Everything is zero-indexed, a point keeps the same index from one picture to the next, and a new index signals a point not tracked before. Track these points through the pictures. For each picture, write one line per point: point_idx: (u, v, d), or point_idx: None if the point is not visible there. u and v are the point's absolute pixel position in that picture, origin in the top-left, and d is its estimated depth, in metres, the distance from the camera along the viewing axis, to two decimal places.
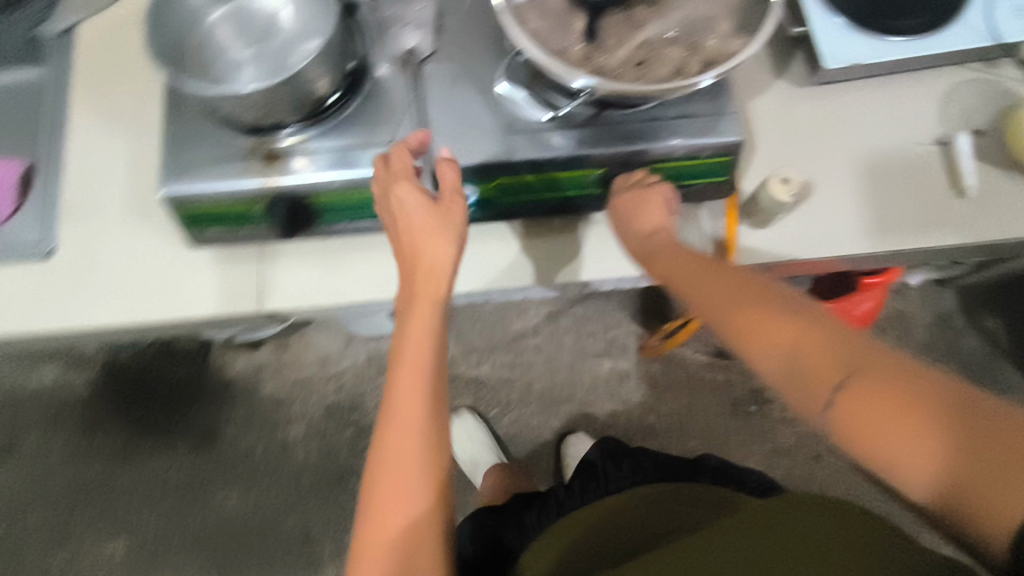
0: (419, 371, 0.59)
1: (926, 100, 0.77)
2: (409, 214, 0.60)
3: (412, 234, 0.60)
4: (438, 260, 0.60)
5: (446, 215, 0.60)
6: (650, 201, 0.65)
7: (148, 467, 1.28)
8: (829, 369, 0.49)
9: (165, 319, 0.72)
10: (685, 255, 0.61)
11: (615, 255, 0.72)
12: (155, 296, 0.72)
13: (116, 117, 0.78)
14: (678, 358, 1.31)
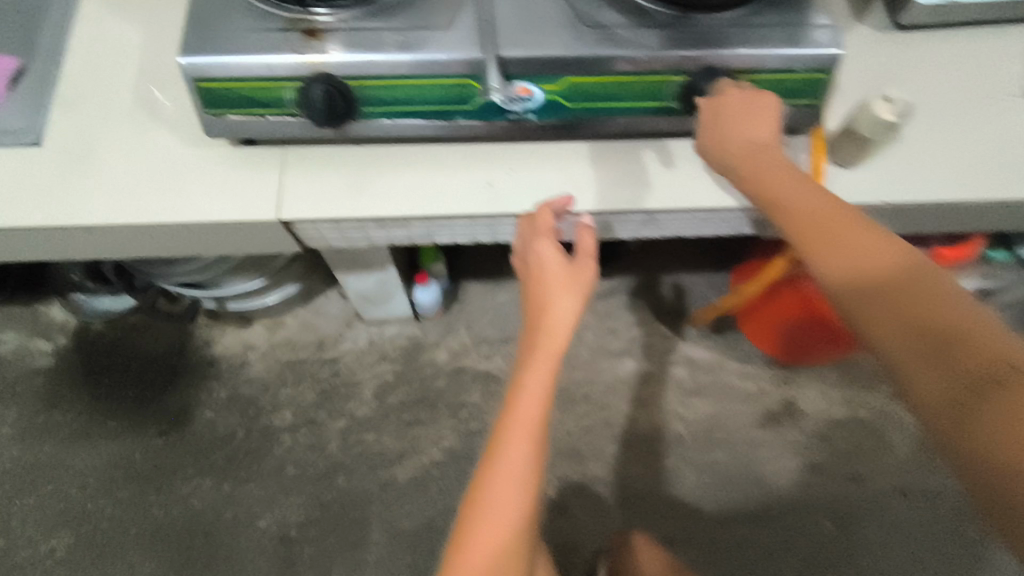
0: (524, 439, 0.51)
1: (1014, 53, 0.72)
2: (545, 274, 0.56)
3: (540, 281, 0.56)
4: (565, 319, 0.54)
5: (577, 278, 0.56)
6: (760, 137, 0.56)
7: (109, 449, 1.12)
8: (964, 359, 0.41)
9: (165, 221, 0.61)
10: (807, 186, 0.52)
11: (685, 184, 0.64)
12: (155, 195, 0.62)
13: (133, 8, 0.70)
14: (707, 362, 1.21)
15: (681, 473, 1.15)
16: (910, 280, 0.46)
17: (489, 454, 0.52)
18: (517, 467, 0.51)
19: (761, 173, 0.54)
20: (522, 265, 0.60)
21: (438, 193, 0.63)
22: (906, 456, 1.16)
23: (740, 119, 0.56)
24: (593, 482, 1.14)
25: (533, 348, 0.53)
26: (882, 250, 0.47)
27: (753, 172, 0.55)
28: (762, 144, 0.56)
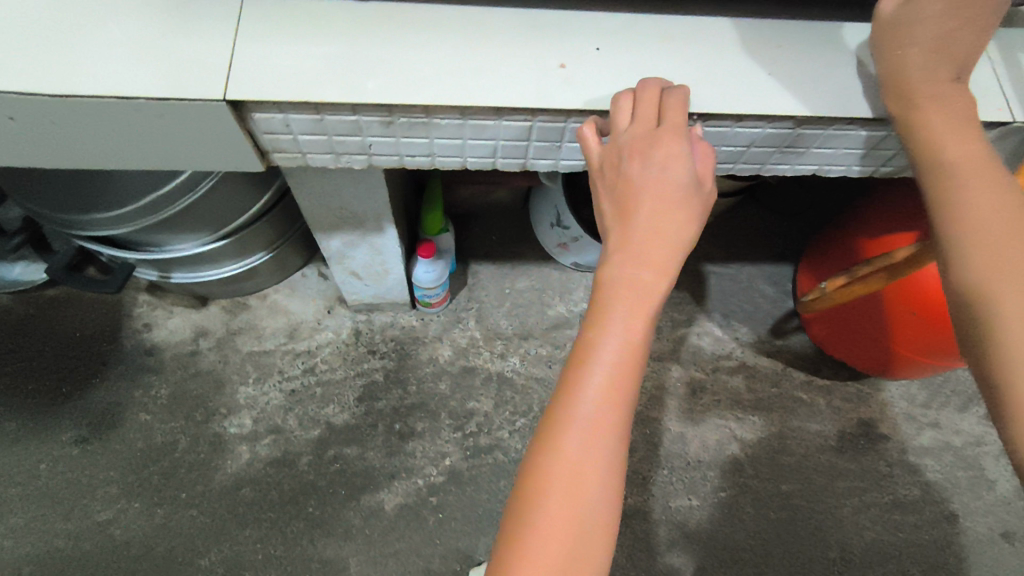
0: (608, 382, 0.37)
1: None
2: (652, 206, 0.38)
3: (638, 193, 0.38)
4: (671, 242, 0.38)
5: (690, 213, 0.38)
6: (971, 39, 0.39)
7: (10, 457, 0.87)
8: None
9: (27, 91, 0.37)
10: (962, 113, 0.39)
11: (847, 82, 0.42)
12: (16, 52, 0.38)
13: None
14: (767, 372, 0.99)
15: (739, 508, 0.92)
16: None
17: (557, 405, 0.38)
18: (596, 417, 0.37)
19: (941, 100, 0.39)
20: (606, 158, 0.40)
21: (479, 75, 0.40)
22: (1011, 496, 0.95)
23: None
24: (631, 517, 0.91)
25: (627, 271, 0.38)
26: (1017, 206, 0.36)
27: (931, 94, 0.39)
28: (969, 51, 0.39)
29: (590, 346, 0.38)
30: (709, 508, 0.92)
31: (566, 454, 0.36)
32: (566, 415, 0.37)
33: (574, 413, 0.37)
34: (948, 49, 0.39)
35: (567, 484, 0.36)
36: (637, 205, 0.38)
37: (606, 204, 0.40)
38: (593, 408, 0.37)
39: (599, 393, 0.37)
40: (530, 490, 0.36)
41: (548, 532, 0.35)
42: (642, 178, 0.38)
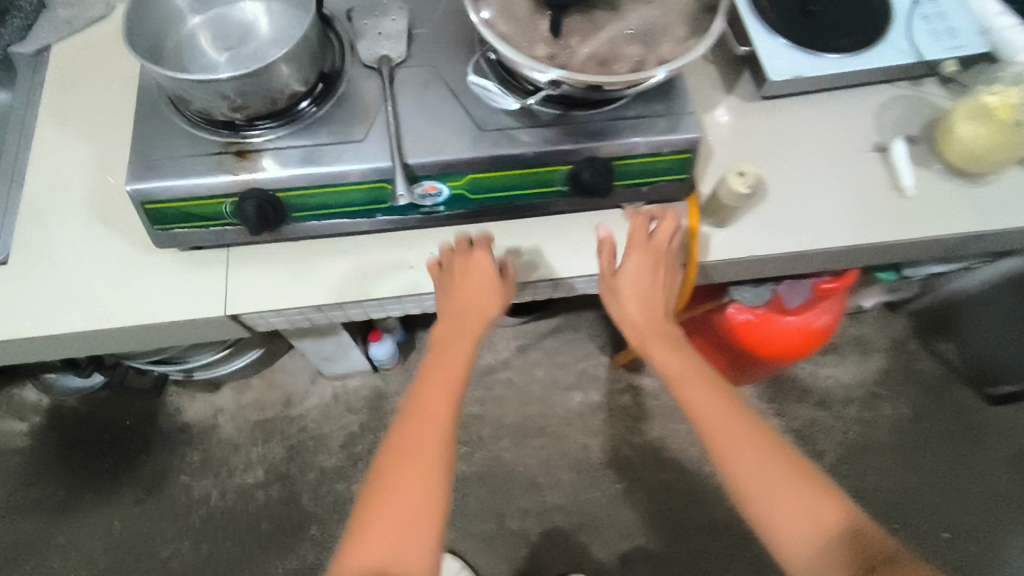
0: (437, 407, 0.65)
1: (861, 113, 0.83)
2: (467, 291, 0.68)
3: (462, 282, 0.68)
4: (481, 309, 0.68)
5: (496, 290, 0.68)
6: (656, 285, 0.71)
7: (90, 520, 1.18)
8: (743, 442, 0.64)
9: (123, 324, 0.68)
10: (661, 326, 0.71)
11: (581, 255, 0.74)
12: (111, 303, 0.69)
13: (84, 129, 0.78)
14: (649, 388, 1.31)
15: (632, 495, 1.24)
16: (714, 394, 0.67)
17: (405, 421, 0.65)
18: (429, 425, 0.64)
19: (652, 320, 0.71)
20: (441, 270, 0.70)
21: (367, 279, 0.72)
22: (836, 462, 1.29)
23: (630, 247, 0.71)
24: (552, 511, 1.22)
25: (456, 334, 0.68)
26: (699, 374, 0.69)
27: (645, 318, 0.71)
28: (652, 295, 0.71)
29: (433, 369, 0.67)
30: (611, 497, 1.23)
31: (401, 451, 0.63)
32: (406, 428, 0.64)
33: (424, 399, 0.66)
34: (652, 299, 0.71)
35: (410, 454, 0.63)
36: (459, 287, 0.68)
37: (443, 294, 0.69)
38: (432, 402, 0.65)
39: (431, 406, 0.65)
40: (387, 474, 0.63)
41: (405, 474, 0.62)
42: (460, 271, 0.69)
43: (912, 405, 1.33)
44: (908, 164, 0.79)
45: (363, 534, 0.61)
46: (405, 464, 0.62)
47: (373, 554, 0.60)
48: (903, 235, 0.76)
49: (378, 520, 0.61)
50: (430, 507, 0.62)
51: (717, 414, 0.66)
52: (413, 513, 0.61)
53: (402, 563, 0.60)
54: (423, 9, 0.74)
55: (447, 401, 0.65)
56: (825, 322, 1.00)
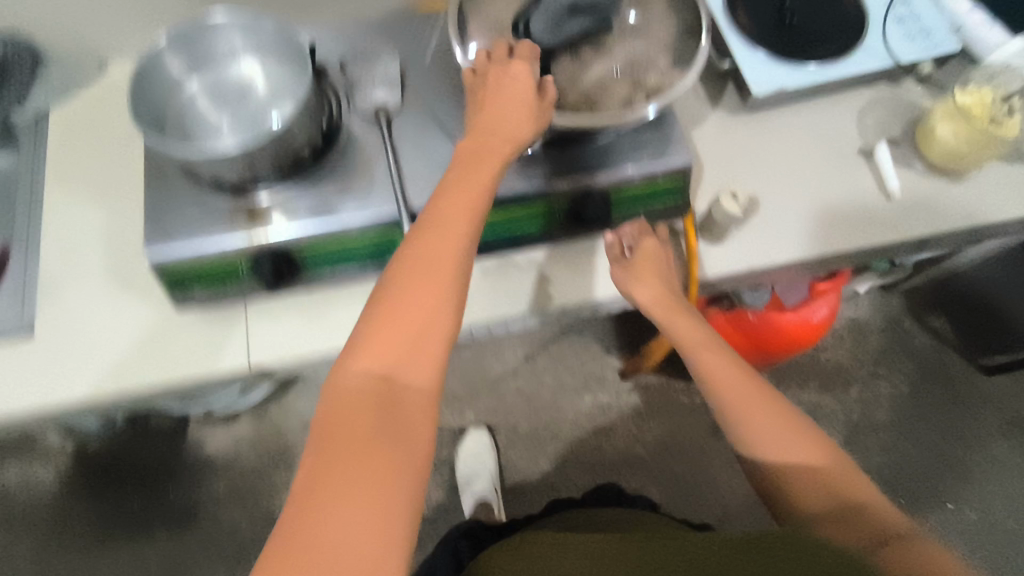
0: (458, 221, 0.58)
1: (844, 117, 0.86)
2: (499, 108, 0.62)
3: (497, 90, 0.62)
4: (513, 123, 0.61)
5: (529, 112, 0.62)
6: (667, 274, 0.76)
7: (125, 557, 1.21)
8: (752, 400, 0.70)
9: (152, 385, 0.71)
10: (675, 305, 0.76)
11: (586, 282, 0.77)
12: (139, 365, 0.71)
13: (94, 194, 0.80)
14: (656, 385, 1.34)
15: (647, 490, 1.28)
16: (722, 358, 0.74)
17: (421, 228, 0.57)
18: (450, 239, 0.57)
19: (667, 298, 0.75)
20: (478, 83, 0.64)
21: None
22: (841, 443, 1.33)
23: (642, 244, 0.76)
24: None
25: (485, 149, 0.61)
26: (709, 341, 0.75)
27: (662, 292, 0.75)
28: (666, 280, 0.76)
29: (455, 180, 0.60)
30: None
31: (416, 263, 0.56)
32: (424, 235, 0.57)
33: (443, 211, 0.58)
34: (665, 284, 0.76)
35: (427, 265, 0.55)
36: (493, 99, 0.62)
37: (475, 109, 0.63)
38: (448, 216, 0.58)
39: (452, 213, 0.58)
40: (398, 284, 0.55)
41: (417, 284, 0.55)
42: (498, 81, 0.62)
43: (909, 381, 1.37)
44: (891, 166, 0.82)
45: (367, 344, 0.54)
46: (419, 272, 0.55)
47: (377, 364, 0.53)
48: (890, 236, 0.79)
49: (383, 332, 0.54)
50: (436, 330, 0.55)
51: (727, 374, 0.72)
52: (423, 330, 0.55)
53: (404, 373, 0.54)
54: (412, 53, 0.76)
55: (469, 216, 0.58)
56: (823, 315, 1.02)
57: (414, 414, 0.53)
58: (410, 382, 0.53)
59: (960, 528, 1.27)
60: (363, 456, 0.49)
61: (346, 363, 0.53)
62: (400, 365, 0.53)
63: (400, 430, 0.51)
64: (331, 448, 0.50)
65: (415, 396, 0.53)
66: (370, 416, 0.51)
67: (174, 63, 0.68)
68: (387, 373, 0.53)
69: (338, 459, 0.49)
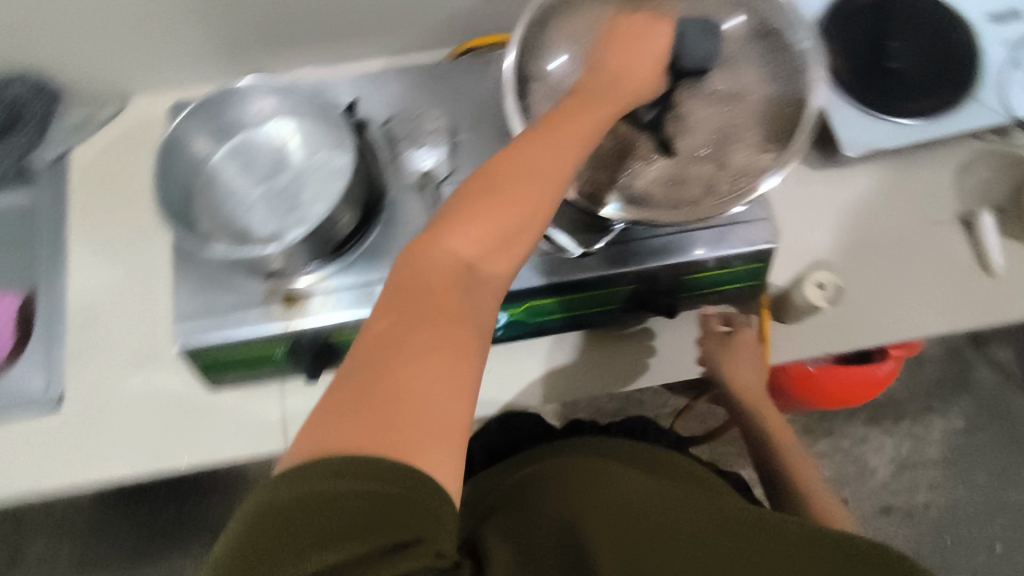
0: (581, 130, 0.45)
1: (942, 176, 0.76)
2: (636, 46, 0.50)
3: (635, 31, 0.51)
4: (645, 68, 0.50)
5: (655, 63, 0.51)
6: (748, 359, 0.70)
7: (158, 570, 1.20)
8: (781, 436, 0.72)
9: (190, 466, 0.68)
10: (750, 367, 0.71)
11: (643, 364, 0.72)
12: (175, 443, 0.69)
13: (118, 248, 0.75)
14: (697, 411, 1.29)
15: None
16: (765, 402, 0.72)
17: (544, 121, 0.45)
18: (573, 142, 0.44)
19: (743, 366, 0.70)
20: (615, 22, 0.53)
21: None
22: (886, 478, 1.28)
23: (730, 351, 0.70)
24: None
25: (615, 75, 0.49)
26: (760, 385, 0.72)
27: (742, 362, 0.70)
28: (747, 360, 0.70)
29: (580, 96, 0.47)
30: None
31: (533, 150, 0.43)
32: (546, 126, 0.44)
33: (569, 113, 0.45)
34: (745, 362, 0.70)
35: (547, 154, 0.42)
36: (636, 33, 0.51)
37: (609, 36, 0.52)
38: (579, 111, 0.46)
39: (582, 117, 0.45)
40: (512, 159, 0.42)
41: (539, 159, 0.42)
42: (643, 23, 0.52)
43: (965, 416, 1.31)
44: (995, 238, 0.73)
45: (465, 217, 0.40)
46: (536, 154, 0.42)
47: (474, 232, 0.40)
48: (989, 320, 0.71)
49: (490, 201, 0.40)
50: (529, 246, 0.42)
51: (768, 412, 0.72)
52: (529, 221, 0.41)
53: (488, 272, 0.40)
54: (466, 107, 0.69)
55: (602, 113, 0.46)
56: (887, 369, 0.95)
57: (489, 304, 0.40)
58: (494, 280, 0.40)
59: (1007, 572, 1.24)
60: (451, 324, 0.37)
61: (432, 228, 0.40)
62: (490, 250, 0.40)
63: (483, 310, 0.39)
64: (407, 314, 0.37)
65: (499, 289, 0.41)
66: (457, 287, 0.38)
67: (192, 133, 0.62)
68: (477, 254, 0.40)
69: (421, 327, 0.36)
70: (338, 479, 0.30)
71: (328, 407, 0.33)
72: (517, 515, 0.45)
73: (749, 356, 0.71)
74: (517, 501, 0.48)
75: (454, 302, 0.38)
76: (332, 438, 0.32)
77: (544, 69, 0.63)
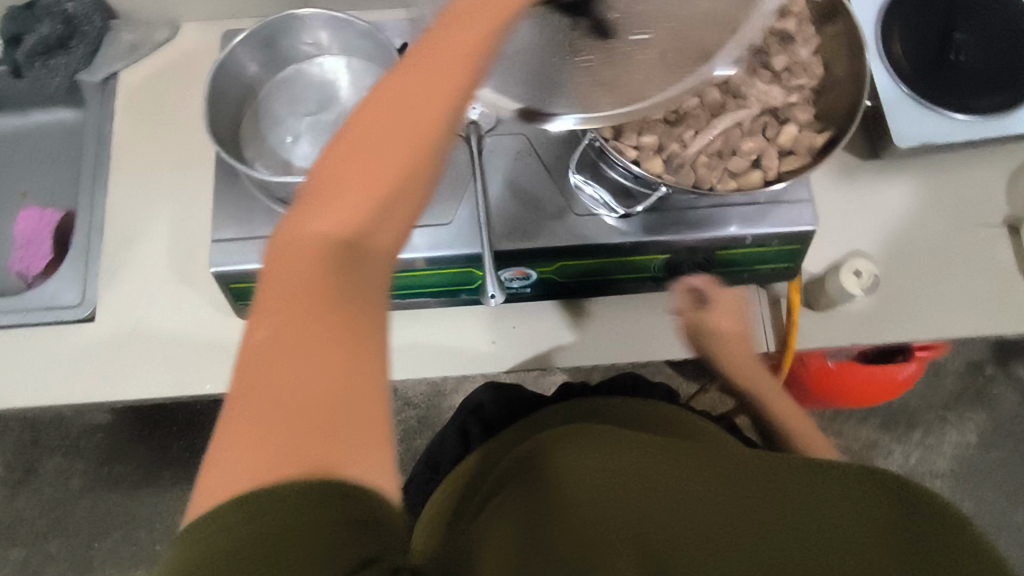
0: (467, 41, 0.33)
1: (992, 179, 0.75)
2: None
3: None
4: None
5: None
6: (739, 342, 0.65)
7: (168, 496, 1.23)
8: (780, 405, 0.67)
9: (213, 391, 0.70)
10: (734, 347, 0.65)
11: (667, 335, 0.72)
12: (200, 367, 0.71)
13: (160, 172, 0.76)
14: (710, 398, 1.29)
15: None
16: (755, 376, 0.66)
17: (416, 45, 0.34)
18: (461, 65, 0.33)
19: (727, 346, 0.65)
20: None
21: (447, 359, 0.71)
22: None
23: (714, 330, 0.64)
24: None
25: None
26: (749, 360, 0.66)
27: (723, 342, 0.64)
28: (726, 341, 0.65)
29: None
30: None
31: (405, 90, 0.33)
32: (418, 54, 0.34)
33: (446, 25, 0.34)
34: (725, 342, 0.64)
35: (421, 93, 0.33)
36: None
37: None
38: (462, 16, 0.34)
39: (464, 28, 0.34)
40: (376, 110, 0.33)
41: (415, 100, 0.33)
42: None
43: (979, 432, 1.29)
44: None
45: (328, 194, 0.32)
46: (404, 95, 0.33)
47: (345, 212, 0.32)
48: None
49: (361, 165, 0.32)
50: (420, 197, 0.34)
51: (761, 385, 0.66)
52: (415, 175, 0.33)
53: (371, 247, 0.33)
54: None
55: (498, 5, 0.34)
56: (909, 372, 0.95)
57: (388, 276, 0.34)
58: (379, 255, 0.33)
59: None
60: (333, 323, 0.32)
61: (297, 215, 0.33)
62: (370, 219, 0.33)
63: (369, 295, 0.33)
64: (280, 323, 0.31)
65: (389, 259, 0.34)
66: (332, 276, 0.32)
67: (249, 66, 0.63)
68: (352, 232, 0.32)
69: (295, 334, 0.31)
70: (244, 525, 0.28)
71: (218, 454, 0.29)
72: (516, 492, 0.48)
73: (739, 338, 0.65)
74: (511, 477, 0.50)
75: (332, 296, 0.32)
76: (228, 484, 0.29)
77: None
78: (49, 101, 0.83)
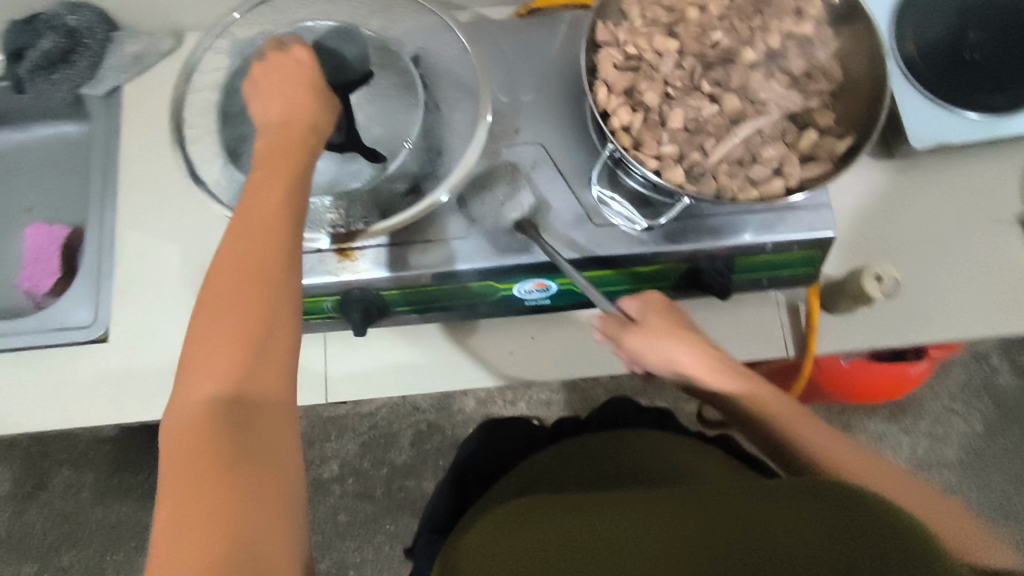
0: (274, 191, 0.47)
1: (1006, 176, 0.74)
2: (280, 84, 0.52)
3: (272, 81, 0.52)
4: (296, 102, 0.51)
5: (307, 87, 0.52)
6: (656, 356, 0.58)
7: None
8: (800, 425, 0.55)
9: None
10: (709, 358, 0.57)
11: None
12: None
13: (169, 186, 0.75)
14: None
15: None
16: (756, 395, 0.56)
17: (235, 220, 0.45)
18: (273, 218, 0.45)
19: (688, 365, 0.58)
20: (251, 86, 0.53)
21: (462, 372, 0.72)
22: None
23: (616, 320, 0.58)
24: None
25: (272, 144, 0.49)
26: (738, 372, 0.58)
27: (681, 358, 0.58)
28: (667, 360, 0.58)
29: (254, 181, 0.47)
30: None
31: (242, 254, 0.44)
32: (242, 225, 0.45)
33: (251, 201, 0.46)
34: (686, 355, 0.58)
35: (249, 251, 0.44)
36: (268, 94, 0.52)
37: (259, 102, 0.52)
38: (263, 187, 0.47)
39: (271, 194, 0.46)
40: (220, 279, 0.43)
41: (249, 254, 0.44)
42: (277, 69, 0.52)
43: (985, 420, 1.30)
44: None
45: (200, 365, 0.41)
46: (240, 261, 0.44)
47: (219, 373, 0.41)
48: None
49: (224, 322, 0.42)
50: (289, 326, 0.44)
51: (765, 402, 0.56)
52: (273, 311, 0.43)
53: (252, 386, 0.41)
54: (531, 70, 0.68)
55: (285, 165, 0.48)
56: (920, 368, 0.95)
57: (277, 411, 0.42)
58: (263, 387, 0.42)
59: None
60: (222, 462, 0.38)
61: (183, 393, 0.41)
62: (244, 363, 0.41)
63: (264, 427, 0.40)
64: (175, 477, 0.37)
65: (275, 388, 0.42)
66: (221, 423, 0.39)
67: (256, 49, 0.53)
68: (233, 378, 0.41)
69: (180, 472, 0.37)
70: None
71: None
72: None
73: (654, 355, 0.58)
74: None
75: (217, 438, 0.39)
76: None
77: (616, 36, 0.61)
78: (52, 115, 0.82)
